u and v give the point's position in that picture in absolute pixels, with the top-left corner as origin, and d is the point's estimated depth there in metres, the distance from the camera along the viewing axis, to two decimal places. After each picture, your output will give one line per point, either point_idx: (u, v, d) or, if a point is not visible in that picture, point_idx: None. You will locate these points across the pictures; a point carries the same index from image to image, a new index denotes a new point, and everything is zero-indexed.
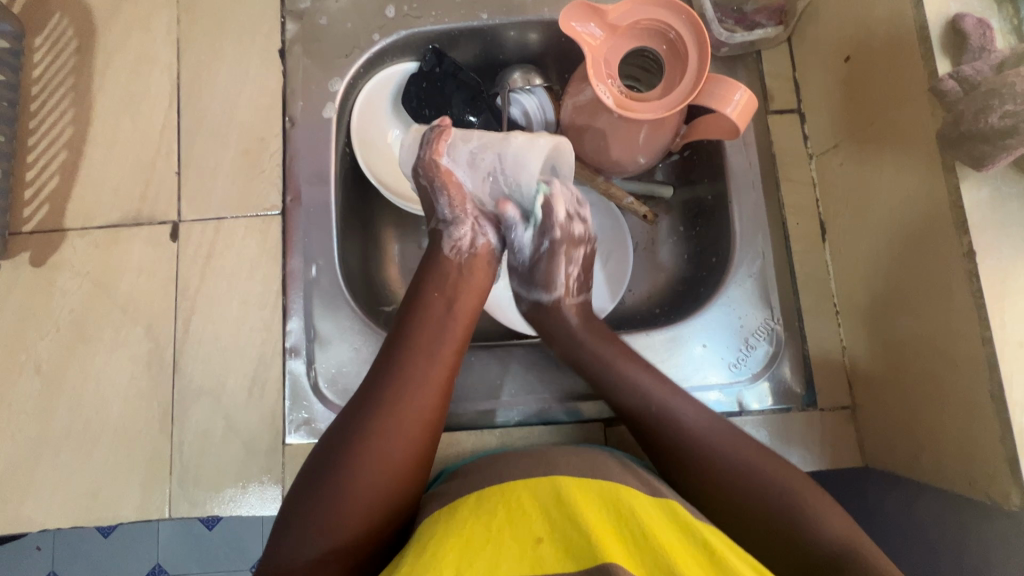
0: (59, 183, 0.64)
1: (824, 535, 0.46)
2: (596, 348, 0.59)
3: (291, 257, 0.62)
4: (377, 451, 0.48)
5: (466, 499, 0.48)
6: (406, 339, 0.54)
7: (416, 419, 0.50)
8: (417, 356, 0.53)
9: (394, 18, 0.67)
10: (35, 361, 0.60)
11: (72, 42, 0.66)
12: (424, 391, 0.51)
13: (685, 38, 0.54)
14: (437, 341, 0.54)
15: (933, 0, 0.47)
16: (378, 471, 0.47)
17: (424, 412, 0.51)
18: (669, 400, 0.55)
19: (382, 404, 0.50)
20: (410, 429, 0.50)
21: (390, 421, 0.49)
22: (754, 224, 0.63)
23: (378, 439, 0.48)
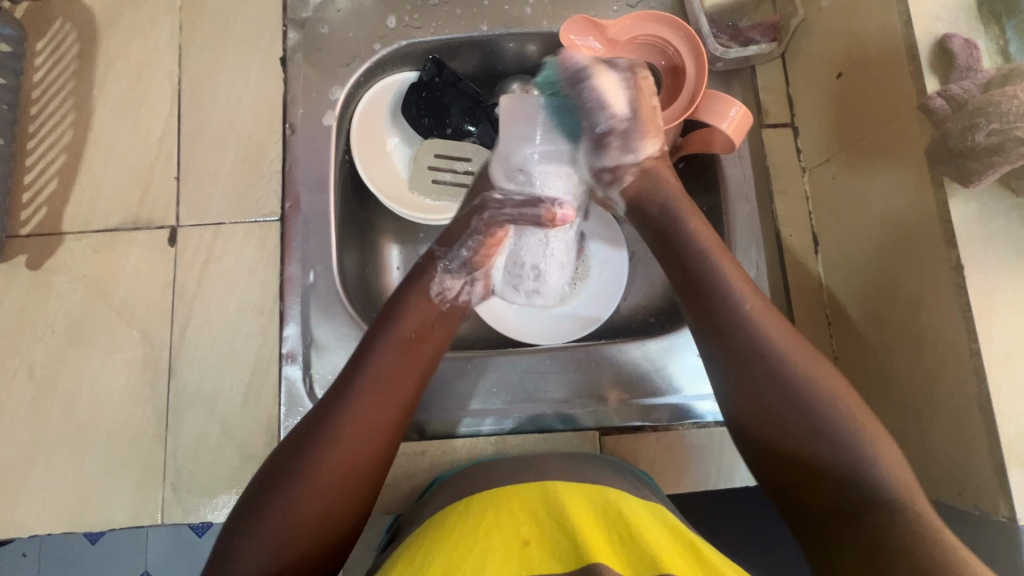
0: (57, 187, 0.64)
1: (883, 487, 0.43)
2: (698, 246, 0.51)
3: (288, 264, 0.62)
4: (326, 460, 0.47)
5: (458, 504, 0.48)
6: (374, 346, 0.52)
7: (370, 428, 0.49)
8: (381, 363, 0.51)
9: (395, 28, 0.67)
10: (29, 365, 0.60)
11: (74, 47, 0.67)
12: (383, 400, 0.50)
13: (682, 54, 0.56)
14: (402, 349, 0.53)
15: (922, 21, 0.48)
16: (329, 479, 0.46)
17: (377, 425, 0.49)
18: (766, 327, 0.47)
19: (336, 417, 0.48)
20: (364, 440, 0.48)
21: (343, 428, 0.48)
22: (749, 236, 0.64)
23: (331, 449, 0.47)
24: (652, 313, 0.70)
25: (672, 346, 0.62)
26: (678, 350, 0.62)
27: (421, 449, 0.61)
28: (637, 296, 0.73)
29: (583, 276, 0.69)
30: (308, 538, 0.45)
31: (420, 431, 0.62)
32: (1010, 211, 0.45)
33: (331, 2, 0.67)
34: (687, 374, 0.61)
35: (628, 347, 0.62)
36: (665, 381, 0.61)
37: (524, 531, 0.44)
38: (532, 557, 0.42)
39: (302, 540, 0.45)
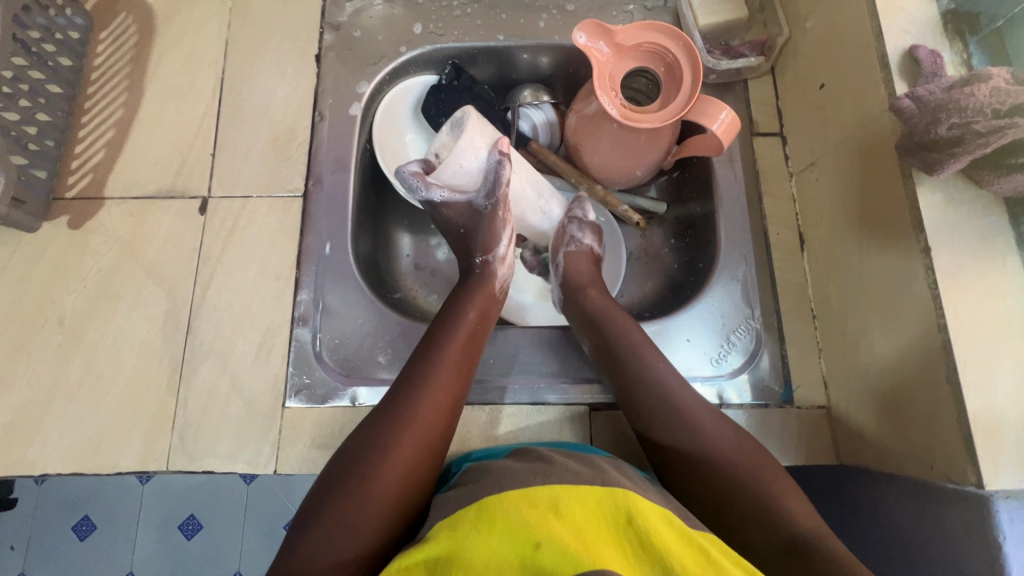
0: (104, 157, 0.70)
1: (796, 524, 0.47)
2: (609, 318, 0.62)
3: (307, 236, 0.67)
4: (401, 441, 0.51)
5: (466, 513, 0.46)
6: (432, 341, 0.58)
7: (436, 408, 0.54)
8: (438, 361, 0.56)
9: (420, 34, 0.75)
10: (59, 315, 0.64)
11: (133, 37, 0.74)
12: (452, 381, 0.56)
13: (681, 62, 0.59)
14: (462, 345, 0.59)
15: (892, 33, 0.54)
16: (405, 461, 0.50)
17: (451, 396, 0.55)
18: (676, 386, 0.57)
19: (415, 390, 0.54)
20: (438, 420, 0.53)
21: (411, 413, 0.53)
22: (738, 232, 0.68)
23: (410, 425, 0.52)
24: (647, 307, 0.76)
25: (661, 330, 0.66)
26: (668, 334, 0.65)
27: None
28: (632, 291, 0.79)
29: None
30: (386, 519, 0.48)
31: None
32: (974, 202, 0.49)
33: (365, 10, 0.75)
34: (677, 358, 0.65)
35: None
36: None
37: (534, 534, 0.40)
38: (543, 559, 0.38)
39: (378, 527, 0.47)
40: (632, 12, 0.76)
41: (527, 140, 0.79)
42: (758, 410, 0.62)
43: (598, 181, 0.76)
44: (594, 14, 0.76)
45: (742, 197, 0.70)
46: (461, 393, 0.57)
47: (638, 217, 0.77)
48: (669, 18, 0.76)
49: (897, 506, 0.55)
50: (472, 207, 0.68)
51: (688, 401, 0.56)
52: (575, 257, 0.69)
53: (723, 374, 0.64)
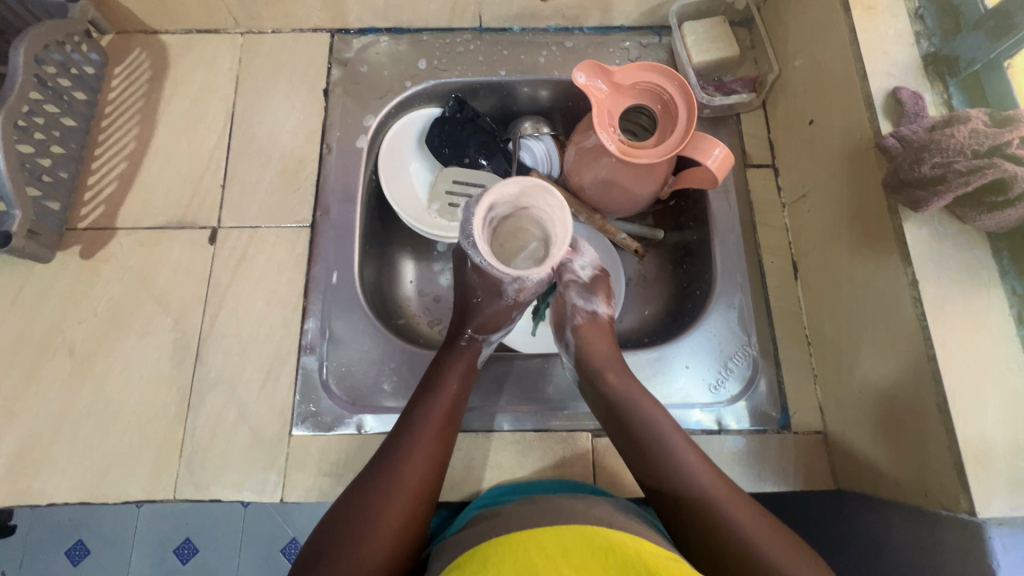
0: (116, 188, 0.71)
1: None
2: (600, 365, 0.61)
3: (314, 265, 0.68)
4: (378, 530, 0.52)
5: (474, 554, 0.48)
6: (410, 418, 0.58)
7: (413, 491, 0.55)
8: (410, 437, 0.57)
9: (425, 69, 0.78)
10: (69, 344, 0.65)
11: (146, 73, 0.76)
12: (424, 455, 0.56)
13: (677, 101, 0.61)
14: (435, 416, 0.59)
15: (876, 76, 0.57)
16: (385, 548, 0.52)
17: (423, 469, 0.56)
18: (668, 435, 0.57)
19: (387, 468, 0.55)
20: (408, 497, 0.54)
21: (387, 498, 0.54)
22: (734, 261, 0.70)
23: (380, 506, 0.53)
24: (646, 334, 0.77)
25: (661, 357, 0.67)
26: (667, 361, 0.67)
27: None
28: (632, 317, 0.79)
29: None
30: None
31: None
32: (958, 236, 0.51)
33: (371, 47, 0.78)
34: (676, 384, 0.66)
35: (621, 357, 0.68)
36: (654, 389, 0.66)
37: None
38: None
39: None
40: (628, 49, 0.80)
41: (528, 170, 0.82)
42: (757, 436, 0.64)
43: (596, 212, 0.77)
44: (592, 51, 0.79)
45: (737, 226, 0.72)
46: (434, 465, 0.57)
47: (637, 244, 0.79)
48: (664, 55, 0.79)
49: (893, 532, 0.56)
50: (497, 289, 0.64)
51: (687, 454, 0.56)
52: (588, 329, 0.64)
53: (722, 401, 0.65)
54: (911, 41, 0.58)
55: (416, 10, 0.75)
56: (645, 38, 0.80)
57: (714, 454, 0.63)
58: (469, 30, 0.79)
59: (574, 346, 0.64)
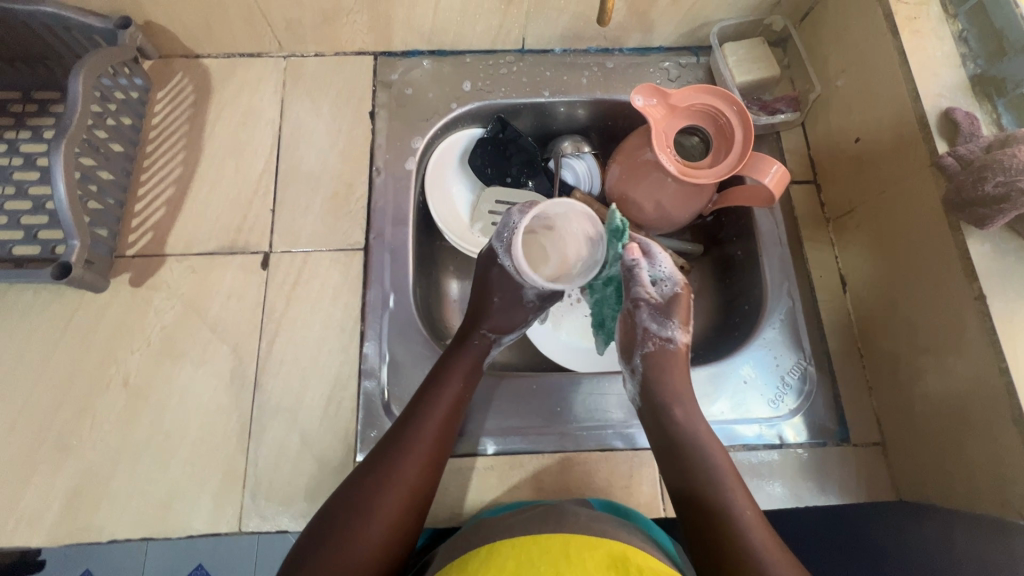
0: (165, 214, 0.71)
1: None
2: (653, 365, 0.63)
3: (369, 289, 0.68)
4: (373, 522, 0.52)
5: (475, 554, 0.49)
6: (416, 413, 0.58)
7: (411, 485, 0.55)
8: (419, 430, 0.57)
9: (469, 91, 0.79)
10: (124, 374, 0.64)
11: (190, 97, 0.76)
12: (430, 450, 0.57)
13: (733, 122, 0.63)
14: (444, 409, 0.59)
15: (929, 97, 0.59)
16: (377, 542, 0.52)
17: (427, 462, 0.56)
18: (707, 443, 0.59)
19: (392, 457, 0.56)
20: (412, 489, 0.55)
21: (384, 492, 0.54)
22: (783, 276, 0.72)
23: (382, 494, 0.54)
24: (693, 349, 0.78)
25: (719, 371, 0.68)
26: (725, 376, 0.68)
27: (491, 464, 0.63)
28: None
29: None
30: None
31: (487, 447, 0.64)
32: (1020, 251, 0.53)
33: (415, 69, 0.79)
34: (736, 399, 0.67)
35: None
36: (714, 404, 0.67)
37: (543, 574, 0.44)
38: None
39: None
40: (668, 69, 0.81)
41: (570, 188, 0.83)
42: (818, 449, 0.65)
43: (640, 228, 0.78)
44: (632, 71, 0.81)
45: (784, 241, 0.73)
46: (438, 458, 0.57)
47: (684, 260, 0.78)
48: (703, 75, 0.81)
49: None
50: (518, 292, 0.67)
51: (716, 454, 0.58)
52: (659, 357, 0.64)
53: (781, 415, 0.66)
54: (958, 62, 0.60)
55: (462, 33, 0.76)
56: (683, 58, 0.82)
57: (776, 468, 0.64)
58: (511, 52, 0.80)
59: (640, 372, 0.64)
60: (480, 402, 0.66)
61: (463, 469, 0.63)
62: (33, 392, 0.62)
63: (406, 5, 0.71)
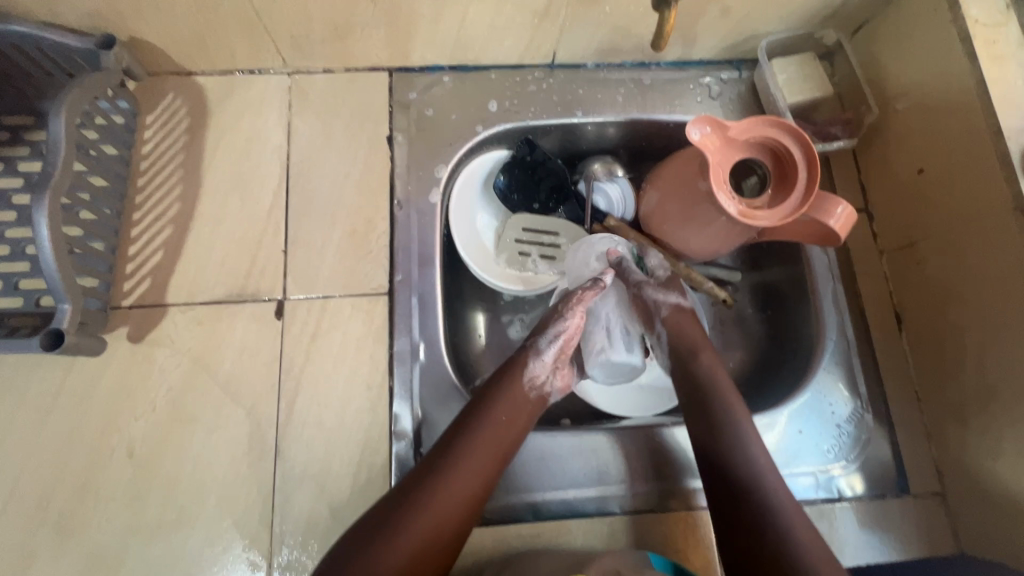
0: (163, 258, 0.63)
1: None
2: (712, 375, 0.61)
3: (395, 338, 0.62)
4: (398, 546, 0.48)
5: None
6: (458, 439, 0.54)
7: (444, 517, 0.50)
8: (470, 445, 0.54)
9: (496, 112, 0.72)
10: (127, 444, 0.57)
11: (184, 121, 0.68)
12: (474, 471, 0.53)
13: (796, 158, 0.58)
14: (498, 424, 0.56)
15: (1012, 132, 0.54)
16: (411, 550, 0.48)
17: (472, 484, 0.53)
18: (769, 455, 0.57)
19: (438, 474, 0.52)
20: (455, 505, 0.51)
21: (417, 518, 0.49)
22: (838, 315, 0.67)
23: (422, 511, 0.50)
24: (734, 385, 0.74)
25: (772, 422, 0.64)
26: (779, 425, 0.64)
27: (537, 530, 0.59)
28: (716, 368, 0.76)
29: None
30: None
31: (534, 512, 0.60)
32: None
33: (435, 87, 0.71)
34: (791, 449, 0.63)
35: None
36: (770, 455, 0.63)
37: None
38: None
39: None
40: (709, 85, 0.75)
41: (602, 215, 0.76)
42: (877, 501, 0.62)
43: (678, 258, 0.74)
44: (670, 87, 0.75)
45: (836, 275, 0.69)
46: (484, 479, 0.54)
47: (724, 294, 0.74)
48: (745, 92, 0.75)
49: None
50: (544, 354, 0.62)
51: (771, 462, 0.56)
52: (675, 318, 0.66)
53: (837, 467, 0.63)
54: None
55: (488, 48, 0.68)
56: (724, 72, 0.76)
57: (838, 524, 0.61)
58: (539, 67, 0.74)
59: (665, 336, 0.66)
60: (522, 459, 0.61)
61: (510, 537, 0.58)
62: (26, 467, 0.56)
63: (429, 20, 0.63)
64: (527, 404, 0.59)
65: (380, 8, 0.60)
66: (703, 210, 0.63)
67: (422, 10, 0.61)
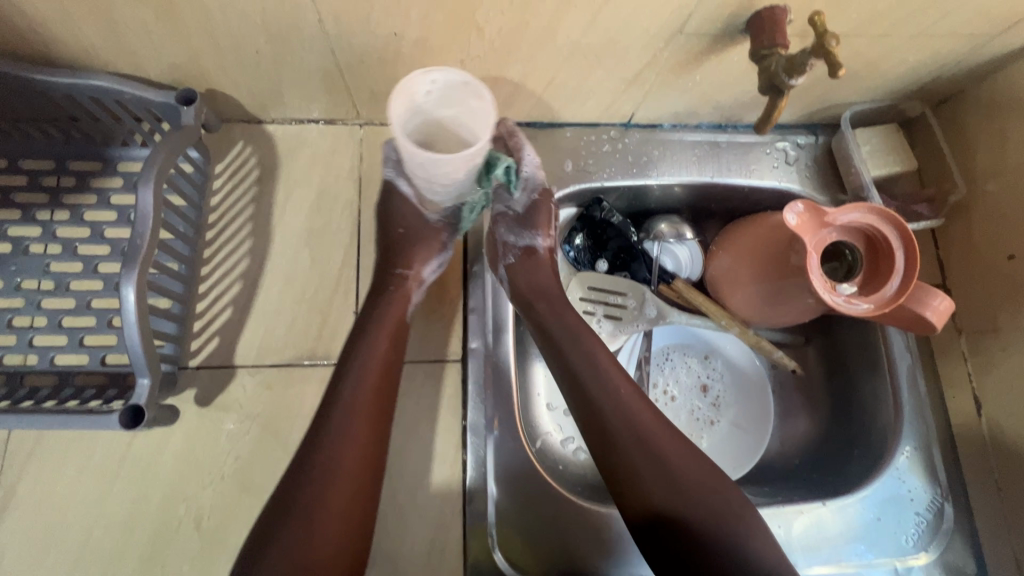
0: (232, 316, 0.62)
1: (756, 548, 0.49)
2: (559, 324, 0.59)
3: (471, 408, 0.62)
4: (318, 524, 0.46)
5: None
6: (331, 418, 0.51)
7: (353, 497, 0.49)
8: (354, 399, 0.52)
9: (571, 171, 0.70)
10: (195, 515, 0.55)
11: (253, 172, 0.66)
12: (366, 428, 0.51)
13: (893, 246, 0.56)
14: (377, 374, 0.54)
15: None
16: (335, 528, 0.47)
17: (365, 441, 0.51)
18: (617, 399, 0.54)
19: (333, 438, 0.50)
20: (358, 465, 0.49)
21: (318, 512, 0.47)
22: (918, 397, 0.66)
23: (327, 483, 0.48)
24: (797, 455, 0.73)
25: (851, 508, 0.62)
26: (858, 512, 0.62)
27: None
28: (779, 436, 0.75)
29: (721, 413, 0.75)
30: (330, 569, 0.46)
31: None
32: None
33: None
34: (870, 537, 0.62)
35: (810, 507, 0.62)
36: (848, 544, 0.62)
37: None
38: None
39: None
40: (786, 150, 0.73)
41: (670, 276, 0.74)
42: None
43: (746, 326, 0.74)
44: (745, 151, 0.73)
45: (913, 351, 0.67)
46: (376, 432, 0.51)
47: (794, 363, 0.74)
48: (822, 157, 0.73)
49: None
50: (422, 218, 0.63)
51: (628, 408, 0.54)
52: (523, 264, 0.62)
53: (916, 557, 0.62)
54: None
55: (568, 108, 0.67)
56: (801, 137, 0.74)
57: None
58: (614, 125, 0.72)
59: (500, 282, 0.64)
60: (596, 543, 0.58)
61: None
62: (91, 536, 0.54)
63: (515, 82, 0.61)
64: (394, 327, 0.57)
65: (468, 71, 0.59)
66: (788, 287, 0.62)
67: (511, 74, 0.60)
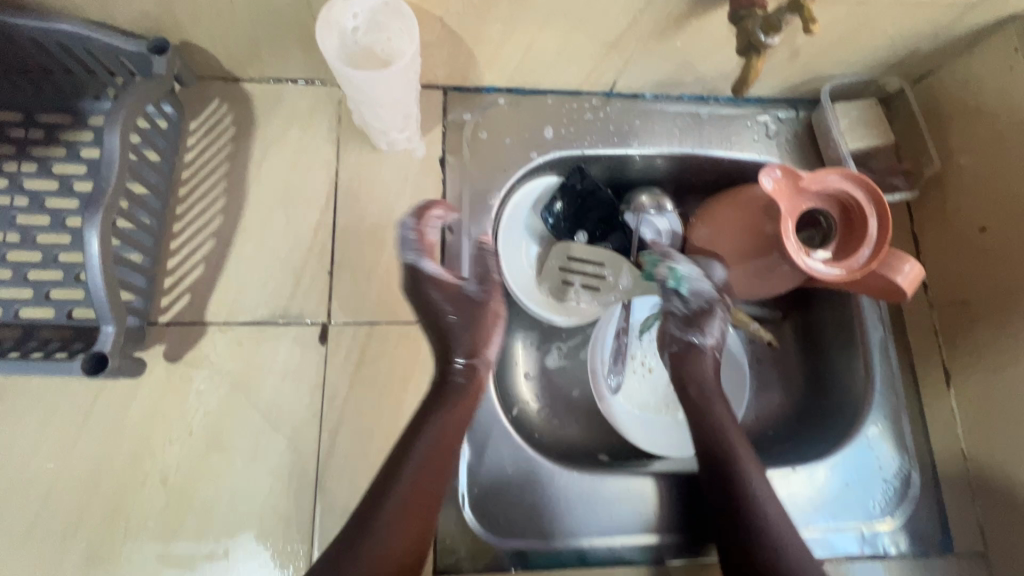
0: (203, 273, 0.61)
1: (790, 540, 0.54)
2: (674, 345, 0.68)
3: (443, 371, 0.60)
4: (388, 548, 0.50)
5: None
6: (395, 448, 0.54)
7: (420, 506, 0.52)
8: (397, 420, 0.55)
9: (552, 139, 0.70)
10: (161, 471, 0.55)
11: (228, 130, 0.65)
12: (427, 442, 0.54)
13: (867, 212, 0.57)
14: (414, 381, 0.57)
15: None
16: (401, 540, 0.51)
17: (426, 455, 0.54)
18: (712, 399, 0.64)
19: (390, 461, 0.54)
20: (429, 479, 0.53)
21: (388, 535, 0.50)
22: (891, 368, 0.67)
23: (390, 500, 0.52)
24: (772, 427, 0.73)
25: (819, 474, 0.63)
26: (827, 478, 0.63)
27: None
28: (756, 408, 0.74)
29: None
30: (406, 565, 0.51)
31: (580, 556, 0.59)
32: None
33: (491, 109, 0.69)
34: (838, 502, 0.63)
35: (779, 472, 0.63)
36: (817, 509, 0.62)
37: None
38: None
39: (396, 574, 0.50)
40: (767, 123, 0.74)
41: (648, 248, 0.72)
42: (921, 558, 0.62)
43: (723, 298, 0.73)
44: (727, 124, 0.73)
45: (885, 322, 0.68)
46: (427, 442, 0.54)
47: (769, 335, 0.74)
48: (802, 132, 0.74)
49: None
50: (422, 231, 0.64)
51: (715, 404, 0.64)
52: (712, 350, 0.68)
53: (882, 522, 0.63)
54: None
55: (549, 73, 0.66)
56: (781, 111, 0.74)
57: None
58: (596, 94, 0.72)
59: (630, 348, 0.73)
60: (566, 501, 0.59)
61: None
62: (54, 490, 0.53)
63: (495, 44, 0.61)
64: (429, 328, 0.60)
65: (447, 29, 0.58)
66: (763, 255, 0.62)
67: (490, 34, 0.59)
